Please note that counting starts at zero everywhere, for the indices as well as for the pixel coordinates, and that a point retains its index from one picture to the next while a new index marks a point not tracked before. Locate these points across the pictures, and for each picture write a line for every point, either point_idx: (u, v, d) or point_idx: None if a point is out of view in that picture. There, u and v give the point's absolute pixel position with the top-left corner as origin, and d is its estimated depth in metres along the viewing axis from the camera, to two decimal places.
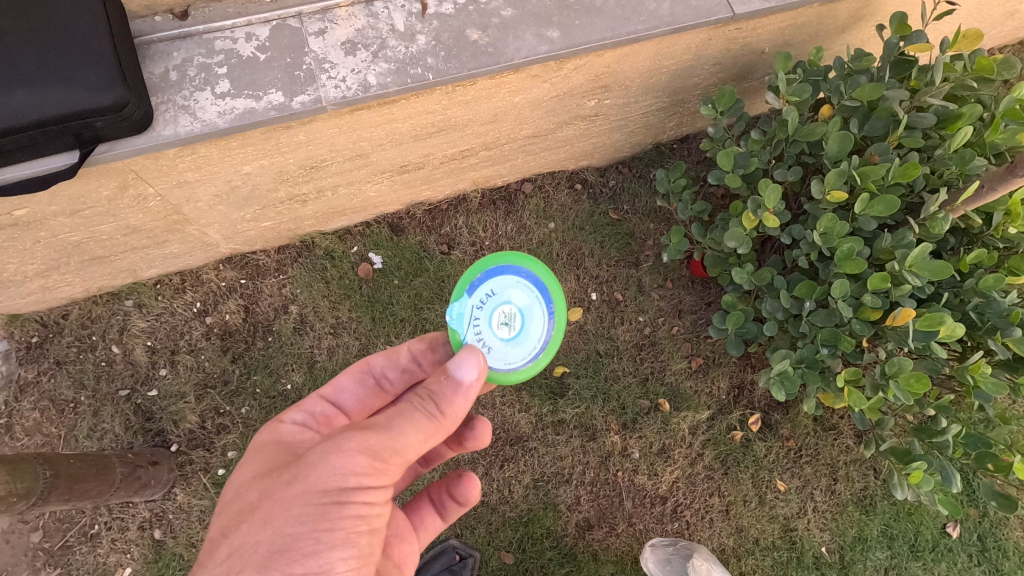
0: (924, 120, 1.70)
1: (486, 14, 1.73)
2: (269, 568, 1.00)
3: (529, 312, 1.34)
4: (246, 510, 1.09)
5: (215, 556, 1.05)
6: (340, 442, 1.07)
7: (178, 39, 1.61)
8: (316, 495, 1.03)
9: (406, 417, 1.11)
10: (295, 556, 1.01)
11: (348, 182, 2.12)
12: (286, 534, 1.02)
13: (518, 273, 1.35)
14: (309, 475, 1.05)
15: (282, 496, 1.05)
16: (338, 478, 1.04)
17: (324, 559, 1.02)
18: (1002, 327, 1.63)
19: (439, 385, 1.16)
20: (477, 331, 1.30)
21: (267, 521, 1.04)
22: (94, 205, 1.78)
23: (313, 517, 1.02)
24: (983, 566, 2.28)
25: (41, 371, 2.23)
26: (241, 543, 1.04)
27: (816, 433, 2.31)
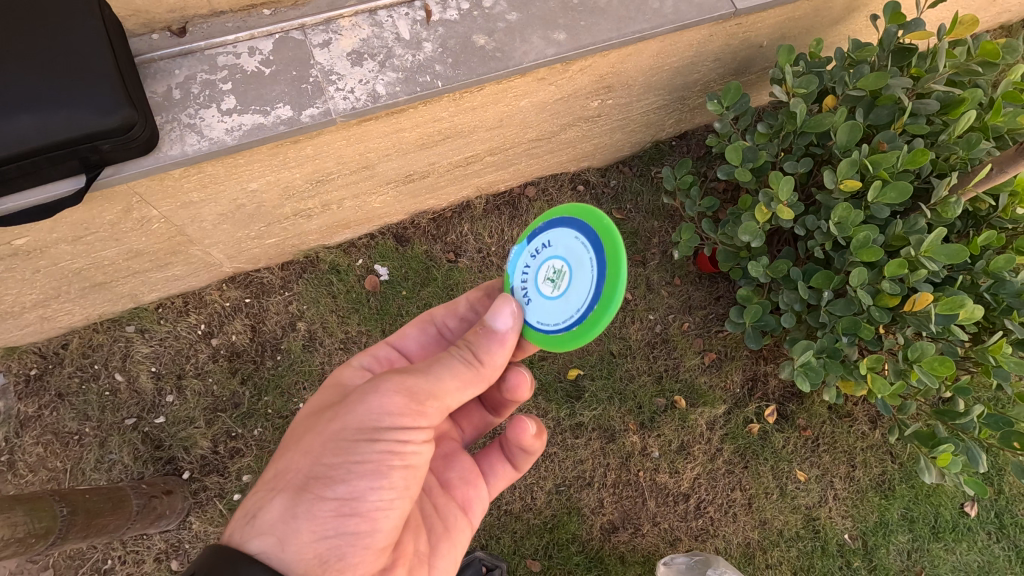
0: (929, 106, 1.73)
1: (491, 19, 1.72)
2: (305, 491, 1.10)
3: (578, 271, 1.20)
4: (296, 441, 1.20)
5: (265, 479, 1.18)
6: (377, 383, 1.12)
7: (179, 56, 1.56)
8: (353, 431, 1.10)
9: (445, 362, 1.15)
10: (328, 482, 1.09)
11: (354, 195, 2.09)
12: (322, 464, 1.11)
13: (578, 226, 1.23)
14: (347, 413, 1.12)
15: (325, 431, 1.14)
16: (372, 416, 1.09)
17: (355, 488, 1.09)
18: (1018, 307, 1.67)
19: (478, 334, 1.18)
20: (525, 280, 1.33)
21: (307, 451, 1.14)
22: (97, 230, 1.72)
23: (347, 451, 1.09)
24: (1002, 543, 2.31)
25: (42, 404, 2.16)
26: (287, 467, 1.15)
27: (832, 420, 2.33)
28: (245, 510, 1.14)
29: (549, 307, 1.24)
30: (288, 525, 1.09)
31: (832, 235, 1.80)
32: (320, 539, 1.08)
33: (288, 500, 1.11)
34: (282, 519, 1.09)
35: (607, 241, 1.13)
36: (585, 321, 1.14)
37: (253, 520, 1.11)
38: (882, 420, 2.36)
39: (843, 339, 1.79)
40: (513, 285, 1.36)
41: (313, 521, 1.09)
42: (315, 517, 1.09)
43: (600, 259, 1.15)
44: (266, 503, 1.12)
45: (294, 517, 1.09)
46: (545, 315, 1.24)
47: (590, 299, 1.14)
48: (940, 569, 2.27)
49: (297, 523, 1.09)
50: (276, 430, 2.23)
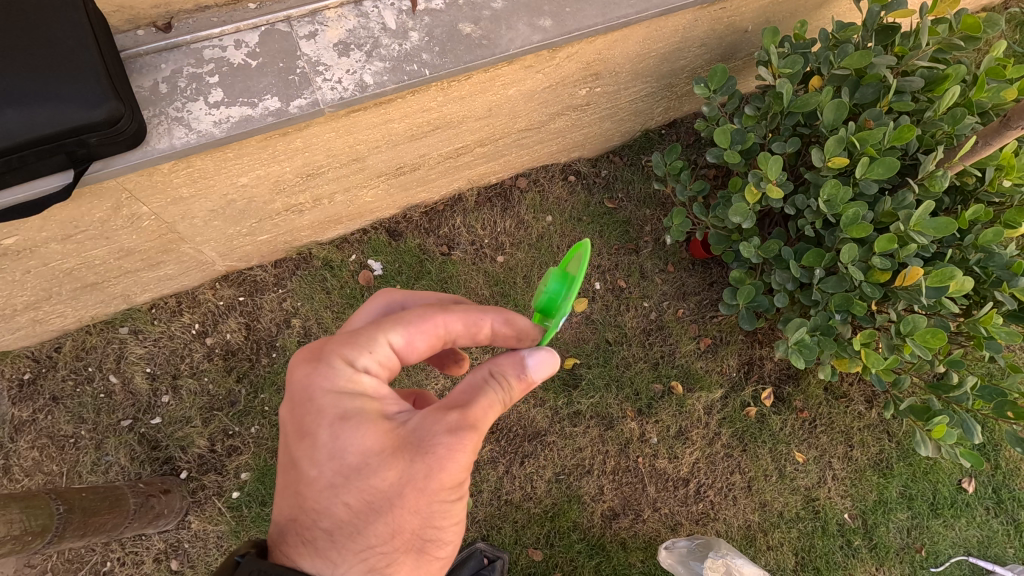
0: (914, 83, 1.74)
1: (476, 7, 1.73)
2: (423, 553, 1.08)
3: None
4: (377, 492, 1.02)
5: (365, 536, 1.03)
6: (463, 439, 1.03)
7: (165, 51, 1.56)
8: (448, 491, 1.04)
9: (499, 406, 1.08)
10: (438, 542, 1.09)
11: (345, 189, 2.09)
12: (432, 526, 1.06)
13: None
14: (441, 472, 1.02)
15: (418, 489, 1.02)
16: (461, 476, 1.04)
17: (455, 539, 1.13)
18: (1007, 279, 1.69)
19: (513, 371, 1.10)
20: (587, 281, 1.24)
21: (416, 512, 1.03)
22: (87, 228, 1.72)
23: (447, 511, 1.06)
24: (1000, 518, 2.33)
25: (37, 408, 2.14)
26: (386, 534, 1.03)
27: (828, 402, 2.35)
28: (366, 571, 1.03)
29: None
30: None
31: (822, 214, 1.81)
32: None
33: (412, 561, 1.06)
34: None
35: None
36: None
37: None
38: (878, 400, 2.37)
39: (836, 317, 1.81)
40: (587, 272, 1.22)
41: (428, 572, 1.10)
42: (431, 570, 1.10)
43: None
44: (393, 565, 1.05)
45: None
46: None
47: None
48: (940, 546, 2.29)
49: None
50: (274, 427, 2.23)
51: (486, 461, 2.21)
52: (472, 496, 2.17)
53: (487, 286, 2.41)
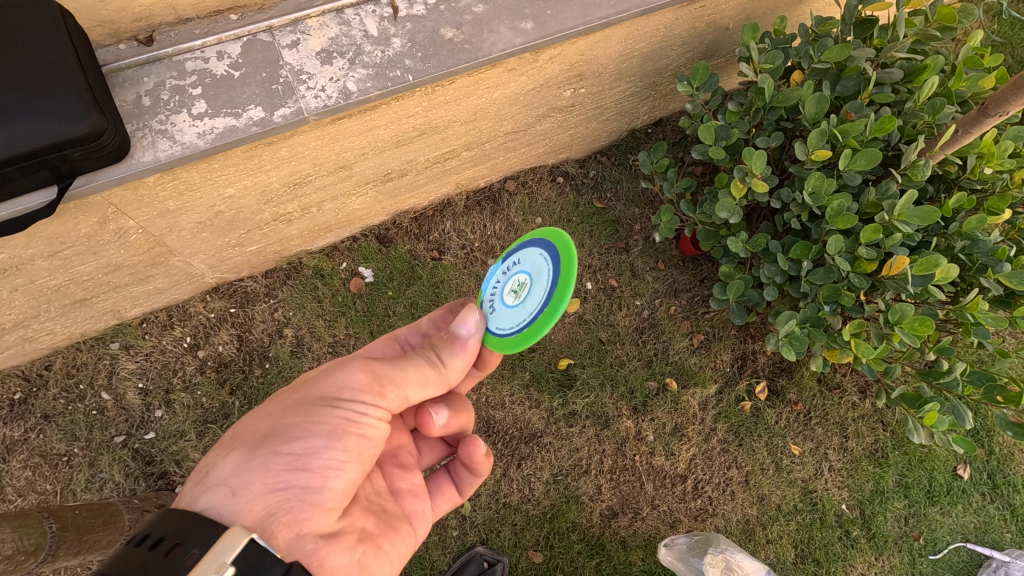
0: (893, 75, 1.76)
1: (458, 12, 1.73)
2: (258, 449, 1.11)
3: (537, 282, 1.28)
4: (261, 407, 1.24)
5: (221, 442, 1.19)
6: (347, 361, 1.22)
7: (147, 64, 1.55)
8: (316, 397, 1.17)
9: (413, 360, 1.25)
10: (285, 437, 1.11)
11: (333, 197, 2.09)
12: (281, 422, 1.14)
13: (549, 250, 1.28)
14: (319, 381, 1.19)
15: (294, 396, 1.19)
16: (338, 389, 1.17)
17: (310, 443, 1.11)
18: (992, 265, 1.71)
19: (444, 340, 1.30)
20: (496, 293, 1.42)
21: (270, 414, 1.18)
22: (74, 243, 1.71)
23: (304, 413, 1.14)
24: (996, 503, 2.34)
25: (28, 428, 2.12)
26: (244, 428, 1.17)
27: (822, 393, 2.36)
28: (200, 470, 1.12)
29: (503, 314, 1.33)
30: (241, 477, 1.07)
31: (807, 206, 1.83)
32: (272, 492, 1.07)
33: (242, 455, 1.11)
34: (235, 472, 1.08)
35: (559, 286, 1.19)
36: (523, 333, 1.22)
37: (207, 478, 1.09)
38: (871, 390, 2.38)
39: (825, 308, 1.82)
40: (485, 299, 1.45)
41: (266, 474, 1.08)
42: (269, 470, 1.08)
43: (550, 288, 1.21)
44: (219, 461, 1.11)
45: (246, 470, 1.08)
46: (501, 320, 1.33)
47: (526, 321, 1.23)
48: (938, 533, 2.30)
49: (252, 475, 1.08)
50: None
51: None
52: (470, 499, 2.17)
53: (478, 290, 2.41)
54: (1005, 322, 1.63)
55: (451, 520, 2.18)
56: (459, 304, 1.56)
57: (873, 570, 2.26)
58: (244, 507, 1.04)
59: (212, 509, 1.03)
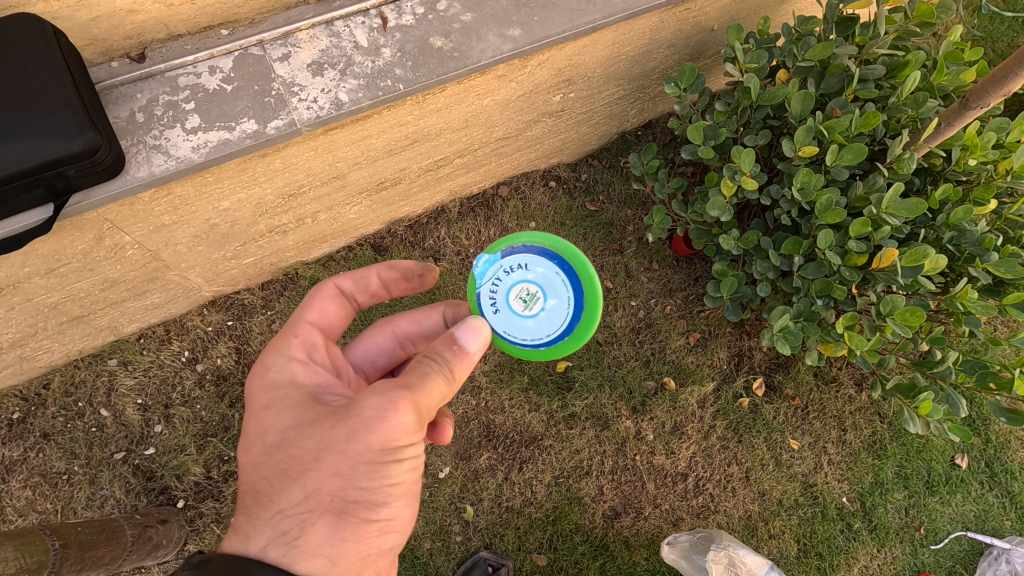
0: (875, 71, 1.79)
1: (446, 21, 1.75)
2: (347, 514, 1.09)
3: (552, 302, 1.37)
4: (308, 453, 1.08)
5: (285, 499, 1.09)
6: (392, 399, 1.04)
7: (139, 80, 1.56)
8: (378, 452, 1.04)
9: (431, 376, 1.10)
10: (370, 506, 1.09)
11: (328, 207, 2.11)
12: (358, 488, 1.07)
13: (561, 265, 1.36)
14: (368, 434, 1.04)
15: (347, 451, 1.05)
16: (395, 438, 1.04)
17: (393, 507, 1.12)
18: (979, 255, 1.74)
19: (449, 348, 1.15)
20: (494, 290, 1.38)
21: (336, 475, 1.06)
22: (70, 260, 1.72)
23: (376, 473, 1.06)
24: (995, 491, 2.36)
25: (28, 447, 2.12)
26: (311, 491, 1.07)
27: (819, 387, 2.37)
28: (278, 530, 1.08)
29: (516, 325, 1.37)
30: (336, 547, 1.08)
31: (797, 202, 1.86)
32: (367, 556, 1.12)
33: (331, 522, 1.09)
34: (328, 542, 1.08)
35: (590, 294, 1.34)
36: (563, 340, 1.37)
37: (297, 543, 1.07)
38: (867, 382, 2.40)
39: (818, 302, 1.85)
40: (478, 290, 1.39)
41: (359, 540, 1.10)
42: (364, 537, 1.10)
43: (577, 300, 1.36)
44: (308, 526, 1.08)
45: (340, 540, 1.09)
46: (512, 328, 1.37)
47: (562, 330, 1.36)
48: (938, 523, 2.32)
49: (346, 544, 1.09)
50: None
51: (484, 470, 2.22)
52: (473, 504, 2.18)
53: None
54: (994, 309, 1.65)
55: (454, 525, 2.18)
56: (417, 270, 1.42)
57: (876, 561, 2.27)
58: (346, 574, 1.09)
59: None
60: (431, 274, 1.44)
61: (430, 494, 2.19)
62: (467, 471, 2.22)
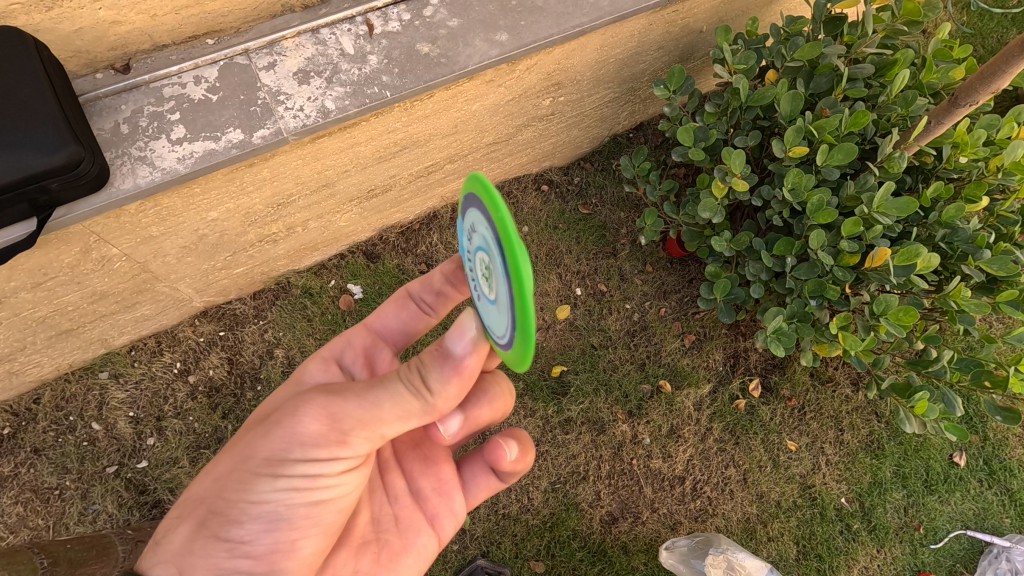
0: (864, 70, 1.79)
1: (433, 27, 1.75)
2: (204, 527, 1.15)
3: (497, 274, 0.96)
4: (229, 449, 1.25)
5: (179, 503, 1.25)
6: (297, 406, 1.12)
7: (124, 91, 1.54)
8: (262, 461, 1.12)
9: (391, 389, 1.07)
10: (225, 521, 1.13)
11: (318, 215, 2.10)
12: (222, 498, 1.15)
13: (487, 215, 0.96)
14: (259, 440, 1.14)
15: (239, 454, 1.17)
16: (285, 447, 1.10)
17: (252, 529, 1.13)
18: (972, 252, 1.73)
19: (434, 356, 1.07)
20: (473, 269, 1.13)
21: (217, 477, 1.19)
22: (57, 273, 1.71)
23: (250, 483, 1.12)
24: (994, 488, 2.35)
25: (18, 462, 2.10)
26: (195, 495, 1.20)
27: (815, 387, 2.36)
28: (158, 536, 1.22)
29: (489, 313, 1.05)
30: (186, 559, 1.14)
31: (788, 202, 1.86)
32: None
33: (189, 531, 1.16)
34: (180, 551, 1.15)
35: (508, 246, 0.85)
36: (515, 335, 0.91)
37: (159, 548, 1.18)
38: (863, 381, 2.39)
39: (812, 303, 1.84)
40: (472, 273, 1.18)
41: (208, 558, 1.13)
42: (211, 554, 1.13)
43: (508, 262, 0.89)
44: (174, 531, 1.19)
45: (190, 553, 1.14)
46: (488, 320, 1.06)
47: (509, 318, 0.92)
48: (938, 522, 2.31)
49: (195, 557, 1.13)
50: None
51: None
52: (470, 512, 2.16)
53: None
54: (988, 307, 1.65)
55: (450, 534, 2.16)
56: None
57: (876, 562, 2.26)
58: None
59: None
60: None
61: None
62: None
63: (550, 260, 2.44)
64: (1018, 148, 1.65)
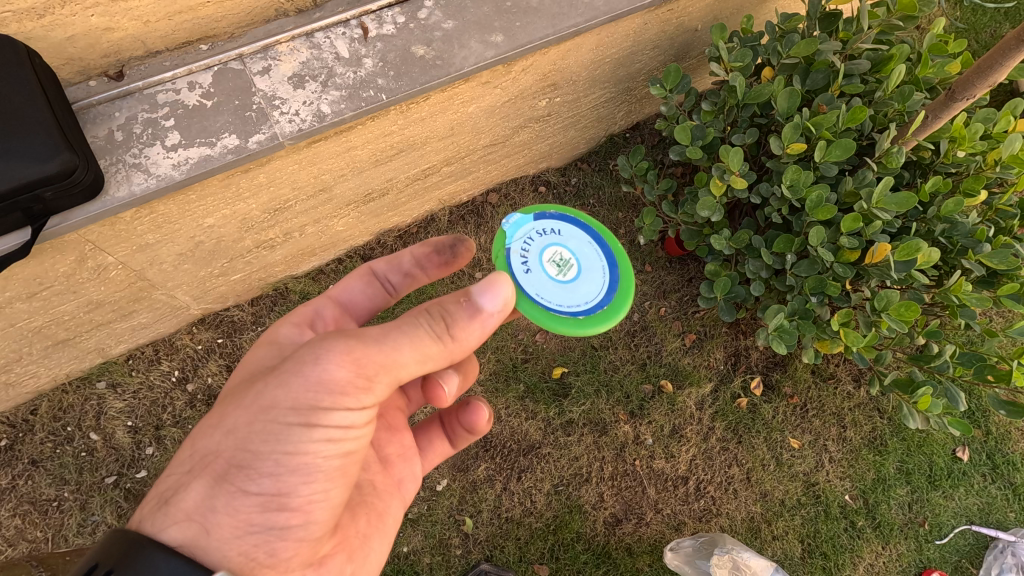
0: (860, 66, 1.78)
1: (428, 29, 1.74)
2: (225, 482, 1.08)
3: (587, 271, 1.31)
4: (230, 403, 1.13)
5: (180, 461, 1.15)
6: (320, 351, 1.02)
7: (118, 99, 1.53)
8: (286, 410, 1.03)
9: (414, 335, 1.04)
10: (252, 475, 1.06)
11: (315, 220, 2.08)
12: (246, 450, 1.06)
13: (592, 235, 1.36)
14: (278, 389, 1.04)
15: (254, 405, 1.06)
16: (311, 395, 1.02)
17: (282, 482, 1.06)
18: (972, 246, 1.74)
19: (457, 307, 1.07)
20: (525, 249, 1.27)
21: (231, 431, 1.08)
22: (53, 283, 1.69)
23: (274, 433, 1.04)
24: (998, 483, 2.35)
25: (16, 474, 2.08)
26: (206, 448, 1.11)
27: (817, 384, 2.36)
28: (160, 496, 1.12)
29: (552, 289, 1.25)
30: (207, 517, 1.07)
31: (787, 200, 1.85)
32: (247, 533, 1.08)
33: (206, 487, 1.08)
34: (200, 509, 1.08)
35: (622, 261, 1.35)
36: (601, 312, 1.27)
37: (168, 507, 1.09)
38: (865, 377, 2.39)
39: (812, 300, 1.84)
40: (507, 248, 1.26)
41: (234, 514, 1.07)
42: (239, 511, 1.07)
43: (611, 269, 1.33)
44: (182, 488, 1.10)
45: (213, 510, 1.07)
46: (547, 293, 1.25)
47: (601, 300, 1.28)
48: (942, 518, 2.30)
49: (219, 514, 1.07)
50: None
51: (482, 480, 2.19)
52: (472, 516, 2.15)
53: None
54: (989, 301, 1.64)
55: (453, 538, 2.15)
56: (446, 243, 1.40)
57: (881, 559, 2.25)
58: (217, 549, 1.06)
59: (185, 546, 1.05)
60: (462, 246, 1.40)
61: (428, 507, 2.16)
62: (465, 482, 2.19)
63: None
64: (1015, 142, 1.65)
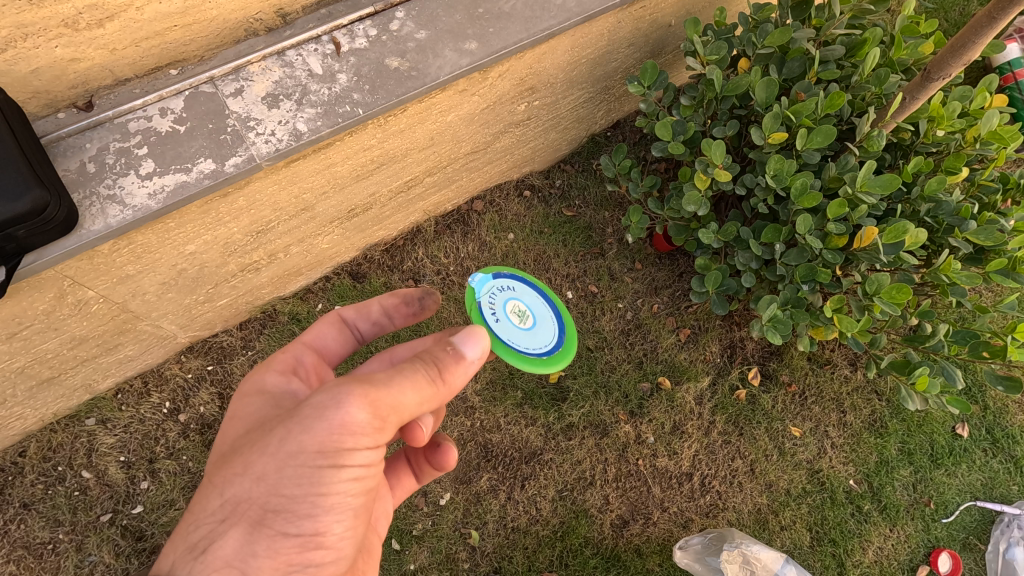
0: (834, 53, 1.80)
1: (400, 40, 1.72)
2: (263, 525, 1.03)
3: (539, 322, 1.47)
4: (248, 449, 1.04)
5: (203, 508, 1.05)
6: (341, 394, 0.99)
7: (88, 129, 1.49)
8: (313, 455, 0.99)
9: (416, 380, 1.05)
10: (290, 518, 1.02)
11: (299, 240, 2.06)
12: (280, 496, 1.01)
13: (538, 294, 1.55)
14: (303, 433, 0.99)
15: (279, 452, 1.00)
16: (335, 440, 0.99)
17: (320, 522, 1.04)
18: (957, 224, 1.74)
19: (445, 353, 1.10)
20: (493, 301, 1.41)
21: (261, 477, 1.01)
22: (32, 322, 1.66)
23: (305, 479, 1.00)
24: (999, 457, 2.36)
25: (7, 520, 2.02)
26: (233, 496, 1.03)
27: (813, 371, 2.37)
28: (187, 543, 1.04)
29: (519, 334, 1.39)
30: (248, 562, 1.02)
31: (772, 189, 1.85)
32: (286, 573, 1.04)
33: (244, 533, 1.02)
34: (239, 555, 1.02)
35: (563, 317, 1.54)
36: (556, 356, 1.42)
37: (204, 557, 1.01)
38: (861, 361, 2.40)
39: (804, 288, 1.84)
40: (476, 298, 1.39)
41: (275, 556, 1.03)
42: (280, 552, 1.03)
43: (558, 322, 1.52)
44: (217, 536, 1.03)
45: (253, 555, 1.02)
46: (517, 338, 1.38)
47: (554, 348, 1.43)
48: (947, 496, 2.30)
49: (261, 558, 1.02)
50: None
51: (487, 491, 2.17)
52: (478, 528, 2.13)
53: (460, 315, 2.37)
54: (979, 278, 1.65)
55: (460, 553, 2.12)
56: (415, 295, 1.46)
57: (890, 542, 2.25)
58: None
59: None
60: (430, 298, 1.46)
61: (432, 523, 2.14)
62: (469, 493, 2.17)
63: (539, 265, 2.42)
64: (992, 118, 1.68)
